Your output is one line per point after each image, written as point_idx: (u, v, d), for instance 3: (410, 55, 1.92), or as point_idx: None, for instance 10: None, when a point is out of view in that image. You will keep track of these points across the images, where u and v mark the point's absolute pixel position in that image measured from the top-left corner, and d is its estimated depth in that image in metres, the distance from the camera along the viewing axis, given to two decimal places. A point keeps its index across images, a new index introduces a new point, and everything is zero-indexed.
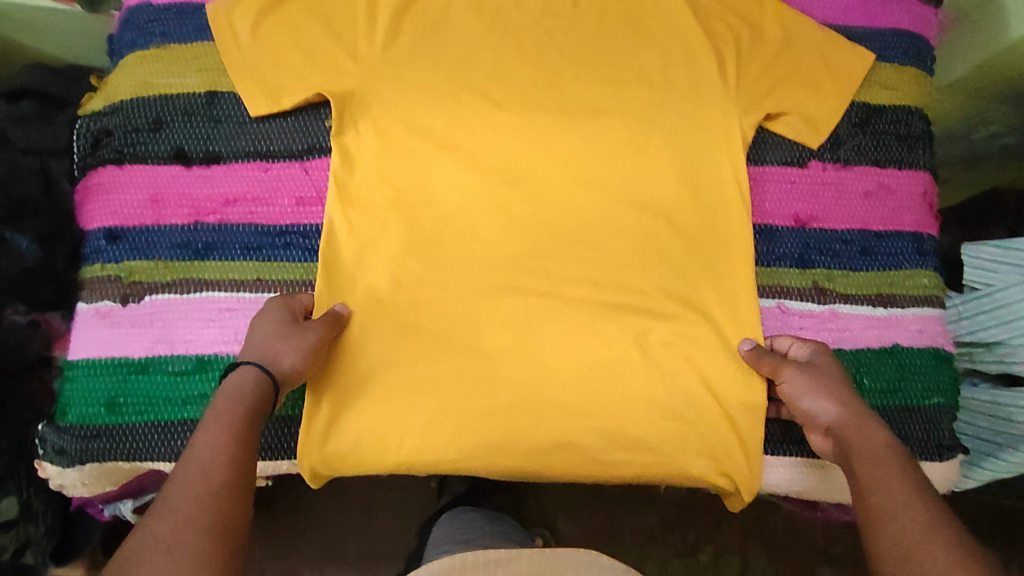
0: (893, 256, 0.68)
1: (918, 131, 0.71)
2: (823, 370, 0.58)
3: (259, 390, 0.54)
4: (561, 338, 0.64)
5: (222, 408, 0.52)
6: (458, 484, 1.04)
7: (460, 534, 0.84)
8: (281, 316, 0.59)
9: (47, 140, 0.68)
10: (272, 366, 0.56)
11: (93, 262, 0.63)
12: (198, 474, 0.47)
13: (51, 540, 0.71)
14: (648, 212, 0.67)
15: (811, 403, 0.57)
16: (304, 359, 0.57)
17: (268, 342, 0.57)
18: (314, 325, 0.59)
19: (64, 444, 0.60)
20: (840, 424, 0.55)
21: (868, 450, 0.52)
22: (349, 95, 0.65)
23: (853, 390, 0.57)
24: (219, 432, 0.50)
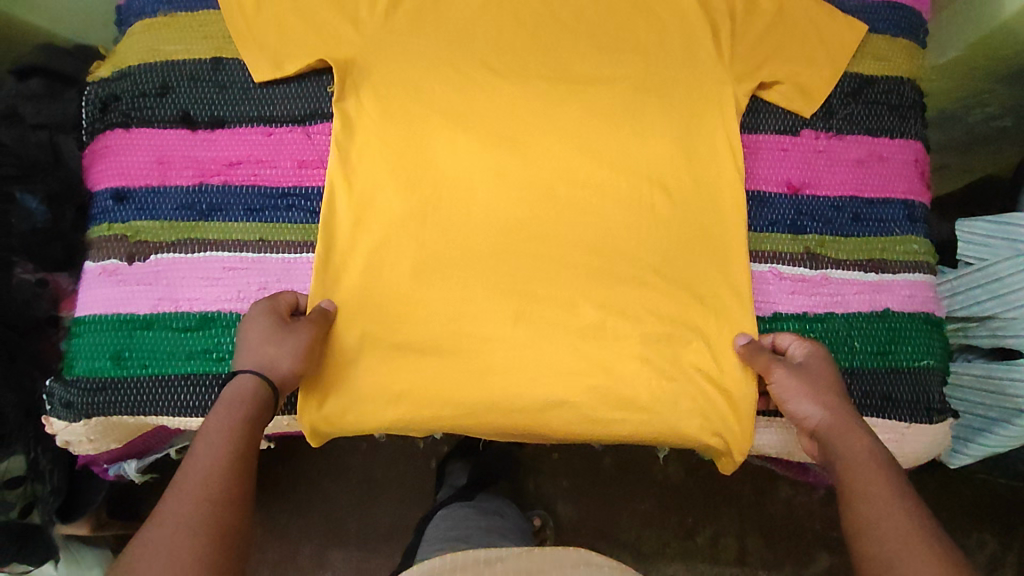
0: (884, 223, 0.69)
1: (910, 101, 0.72)
2: (812, 374, 0.60)
3: (259, 396, 0.56)
4: (557, 302, 0.66)
5: (221, 413, 0.55)
6: (458, 476, 1.13)
7: (451, 532, 0.93)
8: (271, 318, 0.60)
9: (56, 116, 0.72)
10: (271, 372, 0.57)
11: (100, 222, 0.64)
12: (199, 480, 0.50)
13: (56, 498, 0.72)
14: (644, 178, 0.68)
15: (800, 406, 0.59)
16: (299, 359, 0.59)
17: (262, 348, 0.58)
18: (306, 324, 0.61)
19: (70, 397, 0.61)
20: (825, 429, 0.58)
21: (850, 456, 0.55)
22: (351, 62, 0.67)
23: (841, 395, 0.59)
24: (219, 440, 0.52)
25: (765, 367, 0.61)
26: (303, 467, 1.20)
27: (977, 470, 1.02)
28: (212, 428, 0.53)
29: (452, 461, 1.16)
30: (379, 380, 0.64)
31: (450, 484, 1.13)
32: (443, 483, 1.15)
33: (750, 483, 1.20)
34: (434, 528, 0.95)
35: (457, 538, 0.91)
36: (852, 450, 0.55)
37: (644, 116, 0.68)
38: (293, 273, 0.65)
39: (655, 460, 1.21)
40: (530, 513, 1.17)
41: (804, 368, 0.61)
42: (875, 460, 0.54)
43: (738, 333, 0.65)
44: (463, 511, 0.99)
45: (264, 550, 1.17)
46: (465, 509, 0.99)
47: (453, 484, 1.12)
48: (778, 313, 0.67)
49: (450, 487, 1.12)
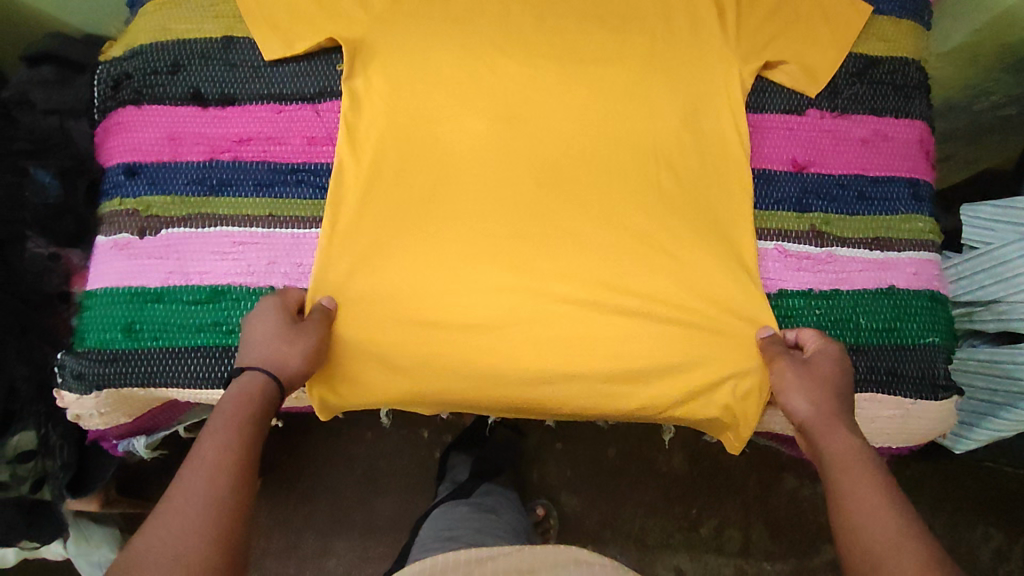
0: (888, 201, 0.70)
1: (914, 82, 0.72)
2: (816, 370, 0.61)
3: (264, 393, 0.57)
4: (564, 280, 0.66)
5: (227, 409, 0.55)
6: (459, 472, 1.12)
7: (444, 531, 0.94)
8: (281, 316, 0.61)
9: (67, 100, 0.73)
10: (278, 370, 0.58)
11: (112, 197, 0.65)
12: (204, 474, 0.50)
13: (67, 473, 0.73)
14: (650, 157, 0.68)
15: (792, 400, 0.60)
16: (306, 361, 0.60)
17: (272, 346, 0.59)
18: (315, 326, 0.61)
19: (82, 368, 0.62)
20: (813, 424, 0.59)
21: (837, 454, 0.56)
22: (360, 42, 0.67)
23: (838, 393, 0.60)
24: (224, 438, 0.53)
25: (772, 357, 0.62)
26: (308, 455, 1.20)
27: (982, 459, 1.02)
28: (218, 424, 0.54)
29: (455, 452, 1.16)
30: (387, 353, 0.65)
31: (452, 479, 1.11)
32: (445, 476, 1.14)
33: (755, 475, 1.20)
34: (430, 527, 0.96)
35: (452, 537, 0.92)
36: (841, 448, 0.56)
37: (650, 96, 0.69)
38: (302, 247, 0.65)
39: (659, 452, 1.20)
40: (533, 503, 1.18)
41: (808, 364, 0.61)
42: (862, 460, 0.55)
43: (763, 324, 0.66)
44: (460, 509, 0.99)
45: (269, 539, 1.18)
46: (461, 509, 0.99)
47: (454, 478, 1.12)
48: (783, 291, 0.68)
49: (450, 481, 1.11)
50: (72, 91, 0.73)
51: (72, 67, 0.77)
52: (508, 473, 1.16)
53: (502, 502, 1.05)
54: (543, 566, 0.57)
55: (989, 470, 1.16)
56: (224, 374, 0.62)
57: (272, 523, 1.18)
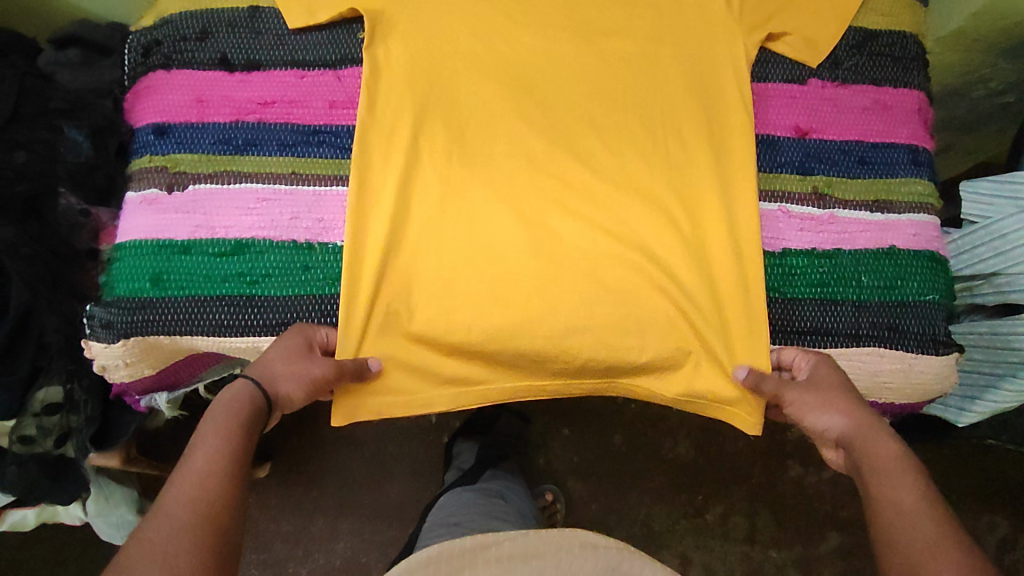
0: (889, 165, 0.72)
1: (912, 54, 0.75)
2: (825, 386, 0.63)
3: (252, 398, 0.59)
4: (576, 240, 0.68)
5: (217, 418, 0.56)
6: (465, 457, 1.13)
7: (450, 516, 0.95)
8: (301, 342, 0.63)
9: (93, 81, 0.77)
10: (267, 387, 0.60)
11: (142, 155, 0.68)
12: (193, 485, 0.51)
13: (90, 428, 0.74)
14: (657, 123, 0.71)
15: (819, 420, 0.61)
16: (299, 388, 0.61)
17: (277, 365, 0.61)
18: (328, 362, 0.63)
19: (111, 318, 0.65)
20: (849, 436, 0.60)
21: (876, 461, 0.57)
22: (380, 13, 0.71)
23: (856, 398, 0.62)
24: (214, 444, 0.54)
25: (775, 389, 0.64)
26: (317, 439, 1.21)
27: (985, 439, 1.03)
28: (209, 430, 0.55)
29: (460, 440, 1.17)
30: (404, 311, 0.67)
31: (458, 465, 1.12)
32: (451, 464, 1.14)
33: (760, 463, 1.21)
34: (435, 513, 0.97)
35: (456, 523, 0.92)
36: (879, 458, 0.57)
37: (658, 66, 0.72)
38: (323, 204, 0.68)
39: (664, 439, 1.21)
40: (541, 489, 1.19)
41: (813, 381, 0.64)
42: (900, 464, 0.56)
43: (736, 364, 0.67)
44: (465, 495, 1.00)
45: (278, 522, 1.19)
46: (467, 494, 1.00)
47: (460, 466, 1.12)
48: (788, 250, 0.70)
49: (455, 469, 1.12)
50: (98, 74, 0.77)
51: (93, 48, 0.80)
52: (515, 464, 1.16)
53: (509, 486, 1.06)
54: (548, 548, 0.53)
55: (992, 456, 1.17)
56: (249, 320, 0.65)
57: (280, 507, 1.19)
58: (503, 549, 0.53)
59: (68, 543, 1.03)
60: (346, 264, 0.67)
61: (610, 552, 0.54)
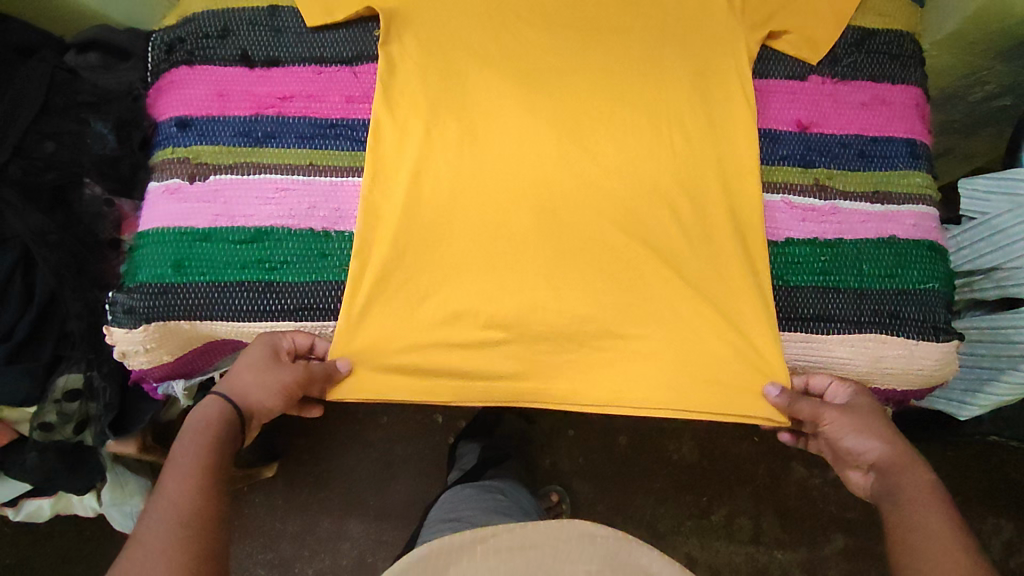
0: (888, 158, 0.74)
1: (909, 52, 0.77)
2: (862, 412, 0.65)
3: (222, 416, 0.61)
4: (583, 230, 0.70)
5: (191, 436, 0.59)
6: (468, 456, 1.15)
7: (454, 510, 0.96)
8: (268, 351, 0.65)
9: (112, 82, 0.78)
10: (239, 400, 0.63)
11: (165, 147, 0.71)
12: (169, 510, 0.54)
13: (109, 415, 0.75)
14: (662, 116, 0.73)
15: (858, 442, 0.63)
16: (271, 395, 0.64)
17: (247, 376, 0.64)
18: (297, 368, 0.65)
19: (132, 303, 0.67)
20: (887, 461, 0.62)
21: (912, 489, 0.59)
22: (394, 12, 0.74)
23: (890, 426, 0.64)
24: (189, 461, 0.57)
25: (814, 409, 0.66)
26: (323, 440, 1.22)
27: (989, 437, 1.03)
28: (183, 450, 0.58)
29: (464, 441, 1.18)
30: (413, 298, 0.70)
31: (460, 466, 1.13)
32: (453, 466, 1.16)
33: (765, 465, 1.21)
34: (438, 510, 0.99)
35: (455, 519, 0.94)
36: (915, 484, 0.59)
37: (663, 63, 0.74)
38: (340, 194, 0.71)
39: (669, 440, 1.22)
40: (546, 489, 1.19)
41: (851, 406, 0.66)
42: (935, 494, 0.59)
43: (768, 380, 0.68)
44: (467, 490, 1.01)
45: (285, 522, 1.20)
46: (468, 490, 1.01)
47: (462, 466, 1.13)
48: (789, 239, 0.72)
49: (458, 469, 1.13)
50: (116, 75, 0.79)
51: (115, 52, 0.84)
52: (518, 464, 1.17)
53: (510, 483, 1.06)
54: (545, 540, 0.55)
55: (994, 457, 1.17)
56: (266, 306, 0.68)
57: (287, 506, 1.20)
58: (502, 541, 0.55)
59: (78, 540, 1.04)
60: (353, 245, 0.69)
61: (607, 541, 0.55)
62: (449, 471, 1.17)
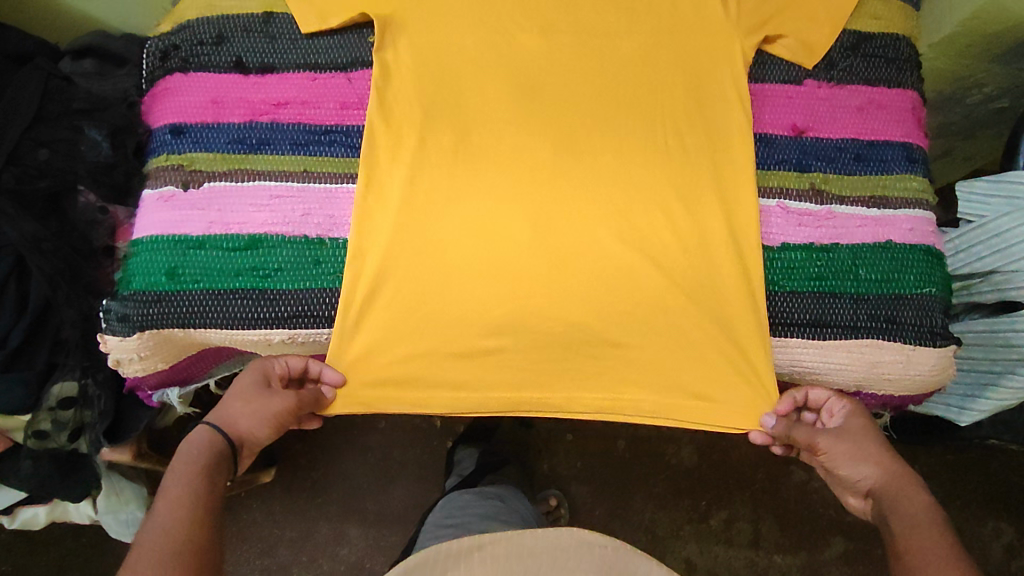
0: (884, 162, 0.74)
1: (905, 55, 0.77)
2: (856, 437, 0.66)
3: (214, 445, 0.63)
4: (579, 237, 0.70)
5: (183, 463, 0.60)
6: (466, 462, 1.14)
7: (451, 516, 0.96)
8: (259, 379, 0.68)
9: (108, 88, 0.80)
10: (228, 428, 0.65)
11: (160, 154, 0.71)
12: (160, 534, 0.54)
13: (103, 422, 0.76)
14: (657, 121, 0.73)
15: (854, 470, 0.65)
16: (259, 423, 0.66)
17: (237, 405, 0.67)
18: (285, 396, 0.68)
19: (126, 311, 0.67)
20: (882, 487, 0.63)
21: (906, 513, 0.59)
22: (389, 18, 0.73)
23: (887, 449, 0.65)
24: (178, 487, 0.58)
25: (809, 437, 0.68)
26: (320, 445, 1.22)
27: (988, 441, 1.02)
28: (175, 477, 0.59)
29: (462, 446, 1.17)
30: (407, 306, 0.69)
31: (459, 472, 1.12)
32: (451, 471, 1.15)
33: (764, 469, 1.21)
34: (436, 515, 0.99)
35: (453, 525, 0.93)
36: (910, 504, 0.60)
37: (657, 69, 0.74)
38: (334, 201, 0.70)
39: (668, 444, 1.22)
40: (544, 494, 1.19)
41: (846, 431, 0.67)
42: (932, 519, 0.58)
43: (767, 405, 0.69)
44: (464, 497, 1.01)
45: (283, 528, 1.19)
46: (466, 496, 1.00)
47: (461, 471, 1.12)
48: (785, 244, 0.72)
49: (455, 475, 1.12)
50: (110, 82, 0.80)
51: (111, 59, 0.85)
52: (516, 470, 1.17)
53: (508, 490, 1.05)
54: (543, 548, 0.54)
55: (994, 461, 1.17)
56: (260, 314, 0.68)
57: (284, 511, 1.20)
58: (499, 548, 0.54)
59: (74, 548, 1.03)
60: (347, 251, 0.69)
61: (605, 551, 0.55)
62: (447, 476, 1.17)
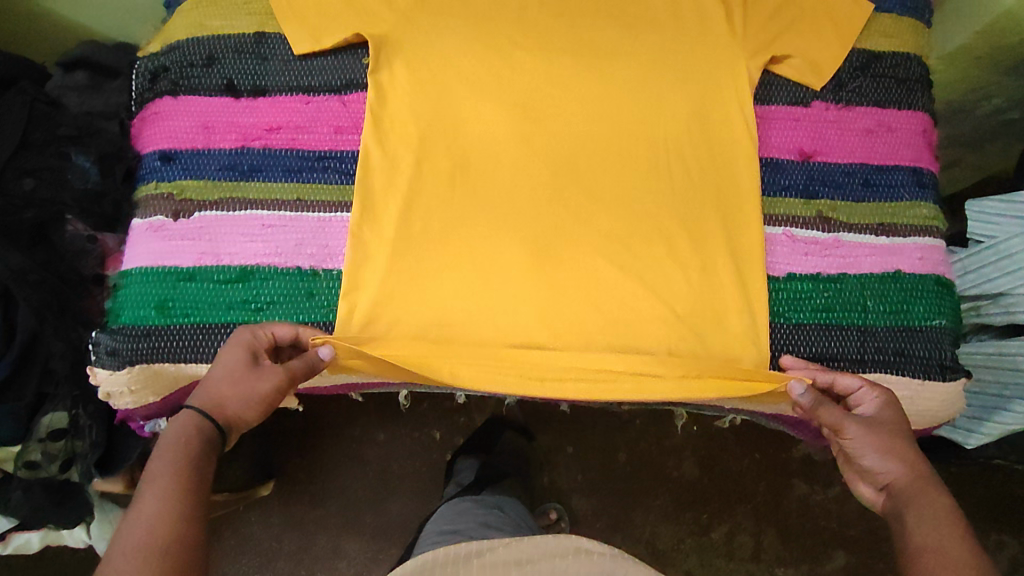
0: (894, 188, 0.72)
1: (916, 75, 0.75)
2: (885, 432, 0.61)
3: (204, 431, 0.57)
4: (580, 263, 0.68)
5: (170, 451, 0.55)
6: (466, 474, 1.13)
7: (450, 523, 0.95)
8: (244, 354, 0.60)
9: (99, 104, 0.80)
10: (215, 412, 0.58)
11: (148, 182, 0.69)
12: (147, 531, 0.50)
13: (95, 453, 0.75)
14: (660, 145, 0.71)
15: (878, 463, 0.60)
16: (249, 407, 0.59)
17: (222, 386, 0.59)
18: (275, 373, 0.60)
19: (116, 345, 0.66)
20: (905, 485, 0.59)
21: (927, 514, 0.56)
22: (384, 39, 0.71)
23: (913, 448, 0.61)
24: (163, 480, 0.53)
25: (837, 421, 0.62)
26: (318, 457, 1.21)
27: (995, 459, 1.01)
28: (160, 468, 0.54)
29: (462, 456, 1.16)
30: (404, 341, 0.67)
31: (458, 481, 1.12)
32: (451, 479, 1.15)
33: (766, 481, 1.20)
34: (434, 522, 0.97)
35: (453, 532, 0.92)
36: (929, 509, 0.57)
37: (661, 90, 0.72)
38: (329, 230, 0.69)
39: (669, 457, 1.21)
40: (545, 507, 1.18)
41: (875, 421, 0.62)
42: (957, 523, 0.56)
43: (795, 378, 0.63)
44: (463, 505, 0.99)
45: (281, 541, 1.18)
46: (464, 504, 1.00)
47: (460, 481, 1.12)
48: (792, 274, 0.70)
49: (455, 484, 1.12)
50: (103, 97, 0.80)
51: (104, 72, 0.83)
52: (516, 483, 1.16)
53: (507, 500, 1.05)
54: (539, 554, 0.55)
55: (998, 476, 1.16)
56: None
57: (282, 524, 1.19)
58: (497, 555, 0.55)
59: (70, 565, 1.03)
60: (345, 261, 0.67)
61: (604, 559, 0.55)
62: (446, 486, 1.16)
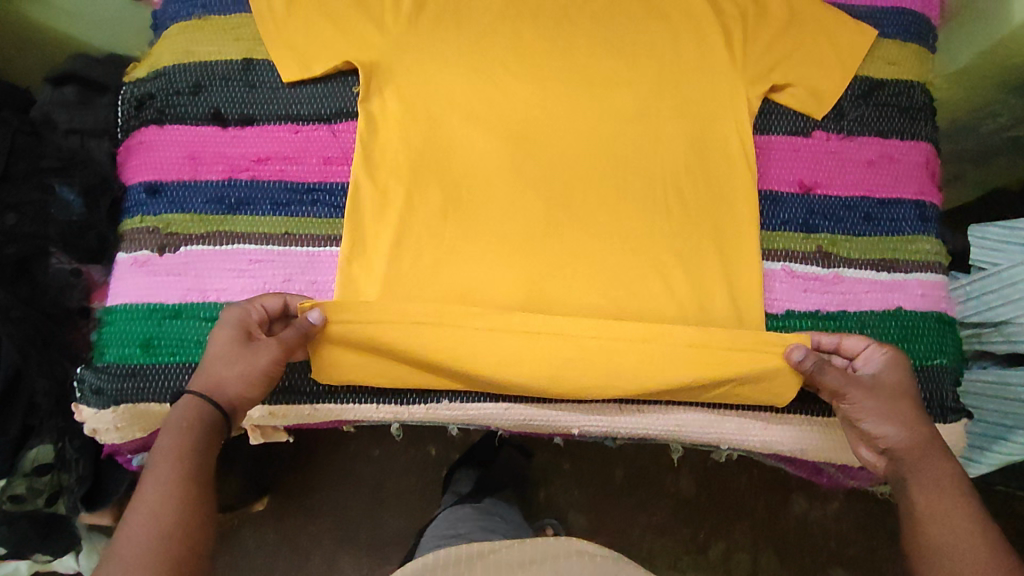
0: (895, 222, 0.71)
1: (919, 104, 0.73)
2: (888, 395, 0.60)
3: (205, 418, 0.56)
4: (574, 294, 0.66)
5: (173, 437, 0.55)
6: (462, 484, 1.12)
7: (450, 529, 0.95)
8: (236, 331, 0.59)
9: (89, 121, 0.74)
10: (216, 394, 0.58)
11: (134, 215, 0.68)
12: (150, 518, 0.51)
13: (82, 487, 0.73)
14: (657, 176, 0.69)
15: (878, 427, 0.60)
16: (250, 384, 0.58)
17: (218, 366, 0.58)
18: (268, 347, 0.59)
19: (100, 384, 0.64)
20: (905, 450, 0.59)
21: (923, 484, 0.57)
22: (374, 65, 0.69)
23: (917, 409, 0.60)
24: (165, 467, 0.53)
25: (839, 385, 0.60)
26: (313, 474, 1.20)
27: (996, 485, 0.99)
28: (161, 455, 0.54)
29: (459, 468, 1.15)
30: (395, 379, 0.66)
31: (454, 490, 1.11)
32: (448, 490, 1.13)
33: (764, 499, 1.19)
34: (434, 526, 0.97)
35: (456, 534, 0.92)
36: (929, 479, 0.57)
37: (657, 119, 0.70)
38: (318, 265, 0.67)
39: (667, 474, 1.19)
40: (541, 524, 1.16)
41: (877, 384, 0.60)
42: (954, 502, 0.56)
43: (795, 343, 0.62)
44: (465, 510, 1.00)
45: (275, 559, 1.17)
46: (464, 509, 1.00)
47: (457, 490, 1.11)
48: (790, 311, 0.68)
49: (452, 495, 1.11)
50: (93, 112, 0.75)
51: (94, 87, 0.79)
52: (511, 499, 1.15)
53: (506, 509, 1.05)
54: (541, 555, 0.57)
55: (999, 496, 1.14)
56: None
57: (276, 542, 1.17)
58: (500, 556, 0.58)
59: None
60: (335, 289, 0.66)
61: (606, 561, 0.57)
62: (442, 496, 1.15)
